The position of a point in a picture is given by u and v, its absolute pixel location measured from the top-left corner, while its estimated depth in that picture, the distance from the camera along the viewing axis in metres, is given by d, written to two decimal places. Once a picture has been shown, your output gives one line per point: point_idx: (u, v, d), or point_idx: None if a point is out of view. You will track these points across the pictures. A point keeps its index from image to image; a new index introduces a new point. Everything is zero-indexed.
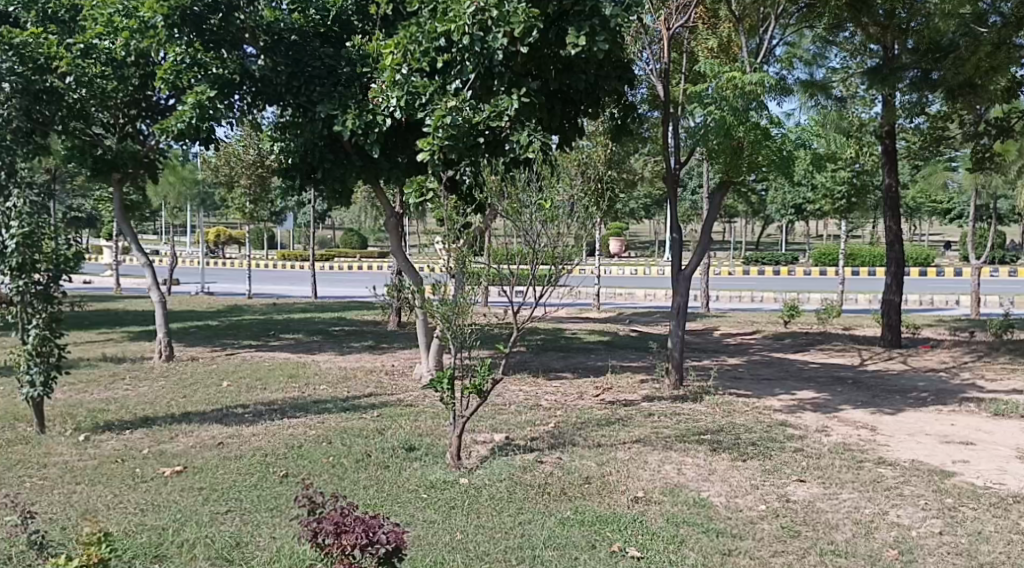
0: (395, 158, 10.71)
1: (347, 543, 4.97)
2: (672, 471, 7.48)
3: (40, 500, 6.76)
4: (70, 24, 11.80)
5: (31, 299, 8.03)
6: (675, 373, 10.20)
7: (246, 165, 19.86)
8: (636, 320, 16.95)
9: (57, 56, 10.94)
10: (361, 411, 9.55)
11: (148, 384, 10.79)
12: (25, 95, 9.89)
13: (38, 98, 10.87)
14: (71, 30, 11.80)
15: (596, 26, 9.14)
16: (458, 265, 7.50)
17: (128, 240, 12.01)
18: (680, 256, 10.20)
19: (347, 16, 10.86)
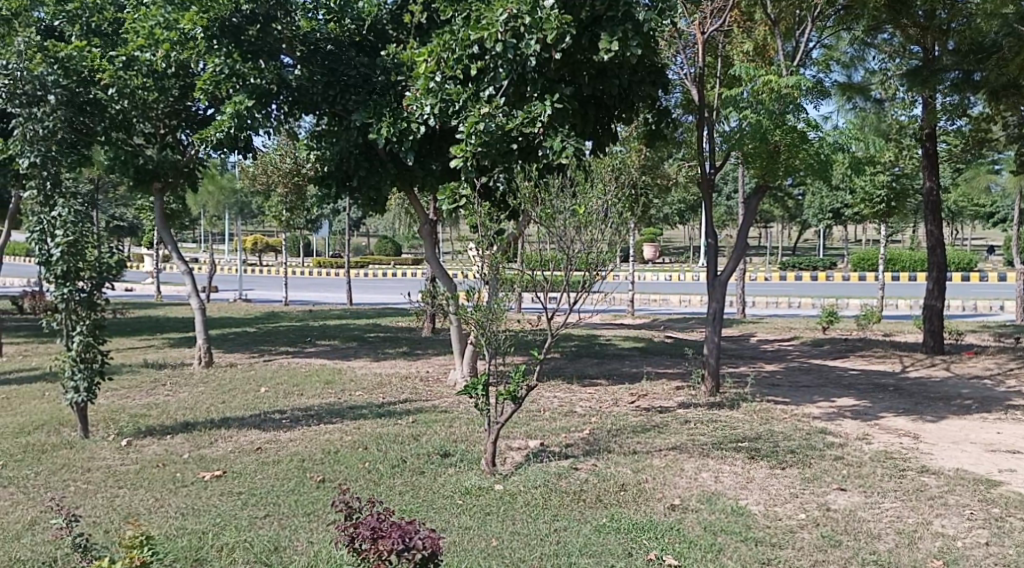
0: (428, 165, 10.69)
1: (384, 547, 4.99)
2: (709, 478, 7.42)
3: (83, 504, 6.84)
4: (113, 37, 12.01)
5: (75, 306, 8.17)
6: (711, 380, 10.13)
7: (283, 174, 20.06)
8: (672, 327, 16.87)
9: (101, 68, 11.22)
10: (397, 416, 9.58)
11: (188, 390, 10.91)
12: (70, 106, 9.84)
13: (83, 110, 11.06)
14: (114, 42, 11.98)
15: (630, 30, 9.19)
16: (492, 271, 7.46)
17: (168, 246, 12.13)
18: (716, 261, 10.11)
19: (382, 26, 10.93)
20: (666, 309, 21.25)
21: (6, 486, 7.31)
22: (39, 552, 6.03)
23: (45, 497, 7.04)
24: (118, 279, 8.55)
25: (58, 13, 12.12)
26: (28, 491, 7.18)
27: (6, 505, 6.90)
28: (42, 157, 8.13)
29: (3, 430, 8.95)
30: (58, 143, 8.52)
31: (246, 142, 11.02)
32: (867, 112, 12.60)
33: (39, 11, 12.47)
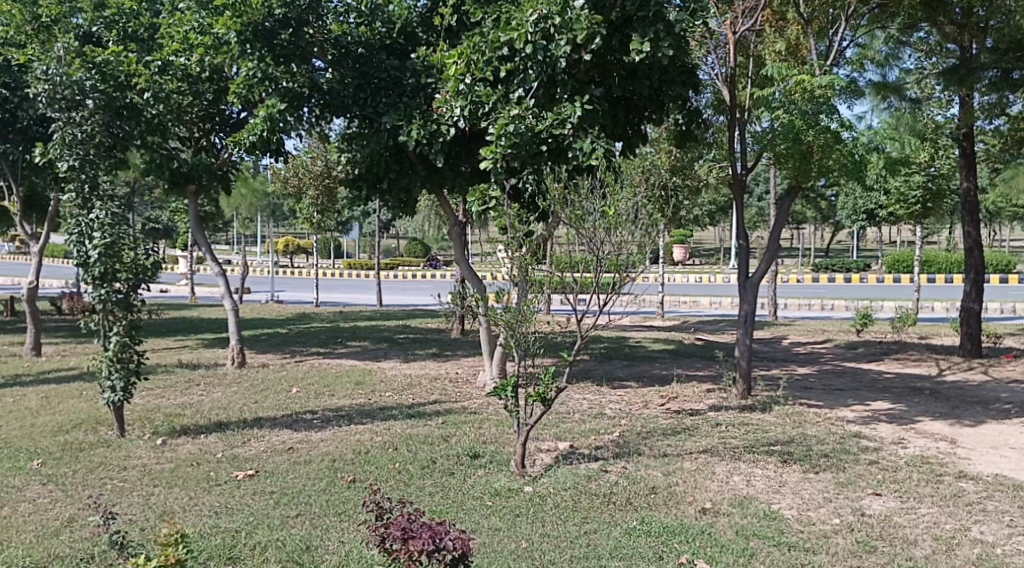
0: (458, 167, 10.79)
1: (415, 548, 4.99)
2: (741, 482, 7.36)
3: (119, 502, 6.90)
4: (149, 42, 12.14)
5: (112, 307, 8.27)
6: (742, 383, 10.06)
7: (314, 176, 20.23)
8: (703, 329, 16.78)
9: (136, 73, 11.28)
10: (427, 418, 9.59)
11: (221, 390, 10.99)
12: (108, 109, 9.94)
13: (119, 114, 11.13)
14: (150, 48, 12.12)
15: (661, 31, 9.13)
16: (522, 273, 7.51)
17: (202, 249, 12.10)
18: (747, 263, 10.03)
19: (412, 28, 10.90)
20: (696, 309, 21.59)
21: (45, 484, 7.39)
22: (77, 549, 6.10)
23: (82, 495, 7.11)
24: (154, 281, 8.65)
25: (96, 19, 12.30)
26: (66, 489, 7.26)
27: (43, 502, 6.98)
28: (79, 161, 8.27)
29: (42, 428, 9.06)
30: (97, 146, 8.67)
31: (278, 144, 11.10)
32: (904, 110, 12.28)
33: (77, 17, 12.54)
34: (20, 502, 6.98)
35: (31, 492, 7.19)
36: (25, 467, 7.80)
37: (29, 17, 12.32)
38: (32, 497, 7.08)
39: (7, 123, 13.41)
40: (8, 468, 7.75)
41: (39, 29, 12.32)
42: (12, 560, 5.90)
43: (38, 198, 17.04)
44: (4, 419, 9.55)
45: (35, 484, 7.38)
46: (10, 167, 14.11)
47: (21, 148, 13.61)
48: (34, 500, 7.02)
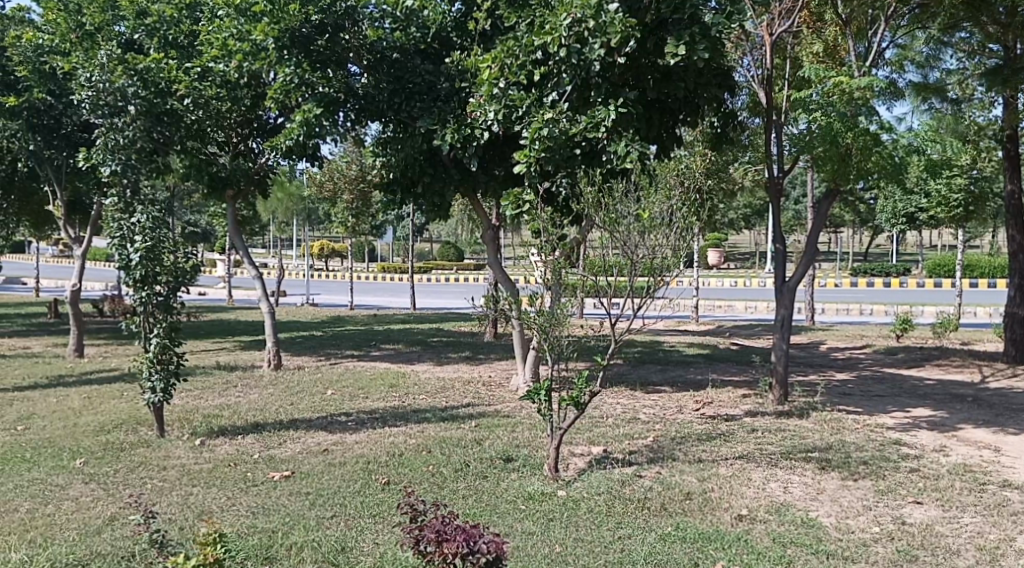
0: (492, 171, 10.78)
1: (450, 551, 5.01)
2: (778, 489, 7.28)
3: (160, 501, 6.97)
4: (189, 49, 12.37)
5: (153, 309, 8.37)
6: (778, 389, 9.97)
7: (349, 180, 20.34)
8: (738, 333, 16.66)
9: (176, 79, 11.61)
10: (460, 421, 9.59)
11: (258, 391, 11.08)
12: (149, 114, 9.91)
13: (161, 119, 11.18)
14: (190, 55, 12.36)
15: (696, 34, 9.09)
16: (555, 277, 7.48)
17: (241, 252, 12.13)
18: (783, 267, 9.94)
19: (447, 33, 10.91)
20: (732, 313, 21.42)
21: (87, 482, 7.48)
22: (118, 546, 6.16)
23: (123, 494, 7.19)
24: (194, 283, 8.73)
25: (137, 28, 12.34)
26: (107, 487, 7.35)
27: (86, 501, 7.06)
28: (122, 165, 8.35)
29: (84, 427, 9.19)
30: (138, 152, 8.73)
31: (314, 148, 11.19)
32: (945, 112, 12.36)
33: (121, 25, 12.74)
34: (63, 500, 7.06)
35: (74, 491, 7.28)
36: (69, 465, 7.90)
37: (73, 25, 12.38)
38: (74, 496, 7.17)
39: (52, 129, 13.65)
40: (52, 467, 7.86)
41: (83, 37, 12.34)
42: (55, 557, 5.96)
43: (81, 202, 17.21)
44: (47, 418, 9.68)
45: (78, 482, 7.47)
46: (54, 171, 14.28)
47: (65, 153, 13.80)
48: (76, 498, 7.11)
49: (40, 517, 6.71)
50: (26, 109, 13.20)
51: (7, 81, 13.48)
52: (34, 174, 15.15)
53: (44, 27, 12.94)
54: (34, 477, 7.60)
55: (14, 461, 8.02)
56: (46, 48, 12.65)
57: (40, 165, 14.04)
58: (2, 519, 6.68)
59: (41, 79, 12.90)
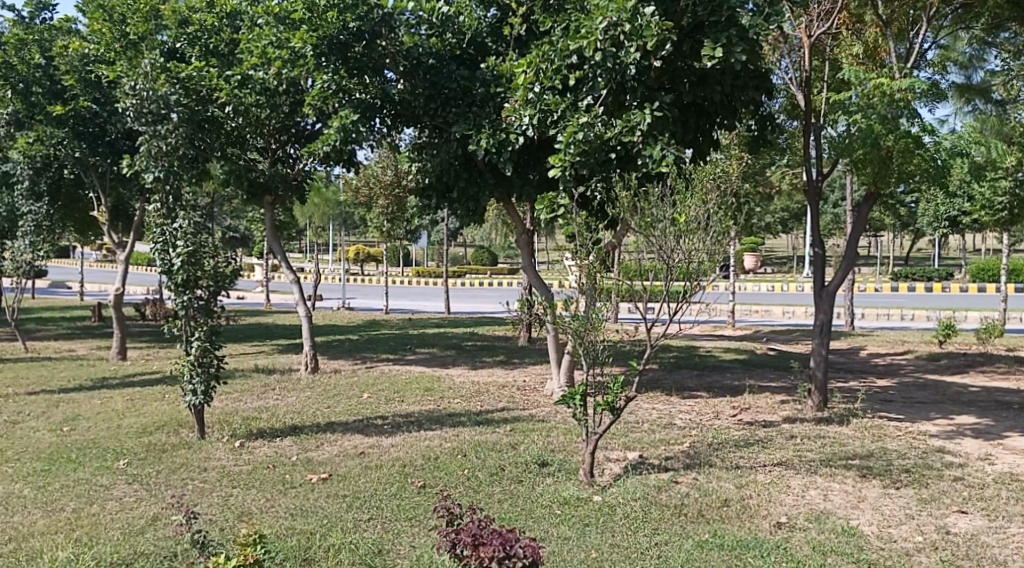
0: (527, 175, 10.74)
1: (486, 555, 5.05)
2: (817, 496, 7.18)
3: (200, 502, 7.03)
4: (229, 57, 12.38)
5: (195, 312, 8.48)
6: (818, 395, 9.84)
7: (384, 186, 20.44)
8: (775, 338, 16.50)
9: (217, 87, 11.64)
10: (495, 425, 9.56)
11: (296, 394, 11.13)
12: (192, 122, 9.82)
13: (201, 127, 11.41)
14: (230, 63, 12.36)
15: (733, 36, 9.03)
16: (590, 281, 7.44)
17: (278, 257, 12.13)
18: (822, 272, 9.80)
19: (482, 38, 10.84)
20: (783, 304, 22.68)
21: (130, 483, 7.55)
22: (161, 546, 6.20)
23: (165, 494, 7.25)
24: (233, 287, 8.85)
25: (180, 36, 12.70)
26: (150, 488, 7.41)
27: (129, 501, 7.13)
28: (165, 171, 8.45)
29: (127, 429, 9.27)
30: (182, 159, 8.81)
31: (350, 154, 11.24)
32: (989, 115, 12.07)
33: (162, 34, 12.90)
34: (107, 500, 7.14)
35: (118, 491, 7.36)
36: (113, 466, 7.98)
37: (117, 35, 12.72)
38: (118, 496, 7.24)
39: (96, 136, 13.81)
40: (96, 468, 7.94)
41: (127, 46, 12.65)
42: (100, 555, 6.03)
43: (124, 212, 17.45)
44: (92, 420, 9.79)
45: (121, 483, 7.55)
46: (99, 178, 14.50)
47: (109, 160, 14.00)
48: (120, 498, 7.18)
49: (84, 517, 6.78)
50: (72, 117, 13.40)
51: (53, 89, 13.46)
52: (81, 181, 15.33)
53: (90, 37, 13.22)
54: (79, 477, 7.69)
55: (60, 462, 8.12)
56: (92, 57, 12.95)
57: (85, 171, 14.28)
58: (47, 518, 6.78)
59: (87, 88, 13.18)
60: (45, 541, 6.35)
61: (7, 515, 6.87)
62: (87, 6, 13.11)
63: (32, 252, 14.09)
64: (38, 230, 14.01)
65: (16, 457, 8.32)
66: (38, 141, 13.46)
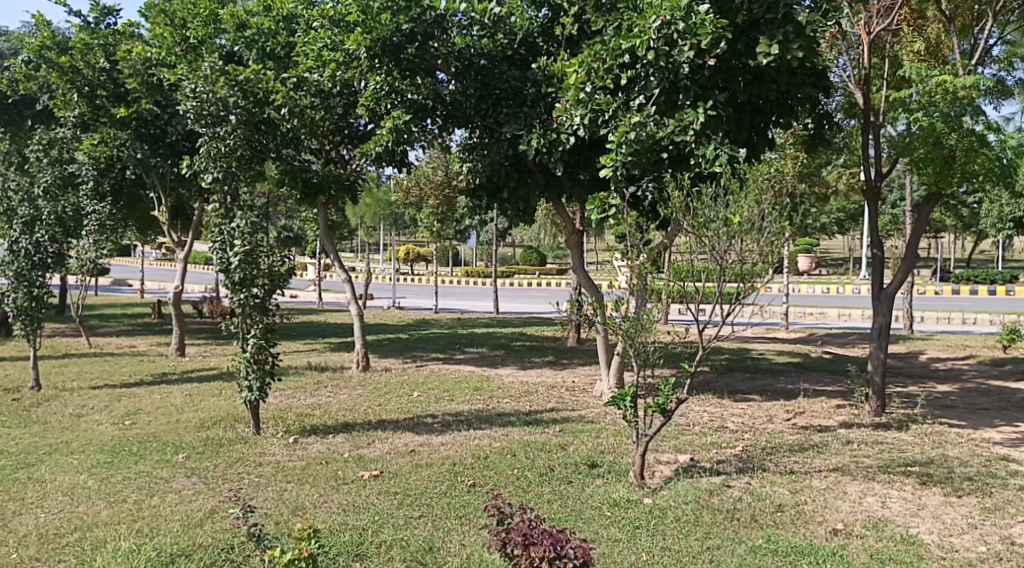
0: (577, 175, 10.67)
1: (536, 554, 5.07)
2: (875, 503, 7.02)
3: (256, 496, 7.09)
4: (286, 60, 12.55)
5: (251, 310, 8.58)
6: (875, 400, 9.65)
7: (434, 186, 20.53)
8: (830, 341, 16.23)
9: (274, 89, 11.68)
10: (544, 425, 9.51)
11: (348, 392, 11.18)
12: (251, 122, 9.93)
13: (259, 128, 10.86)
14: (286, 65, 12.53)
15: (790, 33, 8.82)
16: (641, 282, 7.41)
17: (331, 257, 12.07)
18: (881, 275, 9.60)
19: (533, 39, 10.82)
20: (845, 304, 23.65)
21: (189, 476, 7.63)
22: (219, 539, 6.25)
23: (222, 488, 7.32)
24: (286, 286, 8.94)
25: (238, 40, 12.74)
26: (208, 481, 7.49)
27: (188, 493, 7.20)
28: (223, 173, 8.62)
29: (186, 424, 9.39)
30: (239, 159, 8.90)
31: (402, 155, 11.31)
32: None
33: (221, 38, 13.12)
34: (168, 492, 7.23)
35: (177, 483, 7.44)
36: (172, 460, 8.08)
37: (178, 39, 12.93)
38: (178, 489, 7.32)
39: (157, 138, 14.00)
40: (157, 461, 8.05)
41: (187, 50, 12.89)
42: (161, 546, 6.07)
43: (184, 211, 17.79)
44: (152, 415, 9.92)
45: (180, 476, 7.63)
46: (160, 179, 14.75)
47: (169, 161, 14.12)
48: (180, 491, 7.26)
49: (146, 509, 6.87)
50: (135, 119, 13.68)
51: (116, 92, 13.76)
52: (141, 181, 15.67)
53: (152, 42, 13.37)
54: (140, 469, 7.80)
55: (123, 454, 8.25)
56: (154, 61, 12.93)
57: (148, 173, 14.46)
58: (110, 509, 6.88)
59: (150, 91, 13.11)
60: (109, 531, 6.44)
61: (71, 505, 6.98)
62: (150, 11, 13.36)
63: (96, 251, 14.38)
64: (100, 229, 14.28)
65: (80, 449, 8.47)
66: (102, 142, 13.73)
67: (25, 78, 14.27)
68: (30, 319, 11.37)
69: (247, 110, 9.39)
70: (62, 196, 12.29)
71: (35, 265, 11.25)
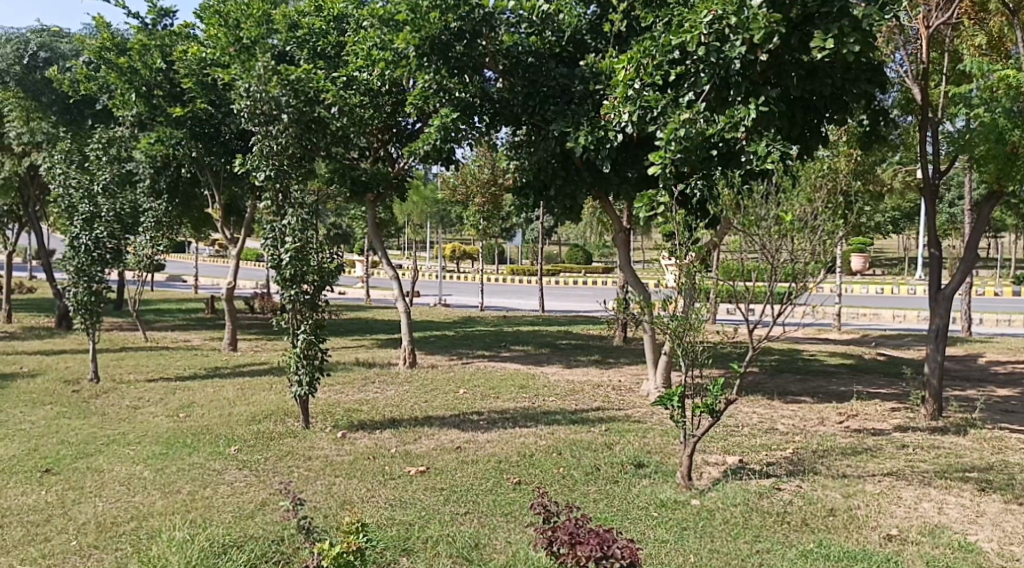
0: (624, 173, 10.49)
1: (582, 554, 5.00)
2: (931, 509, 6.83)
3: (306, 489, 7.12)
4: (336, 59, 12.61)
5: (301, 306, 8.65)
6: (932, 403, 9.40)
7: (481, 184, 20.53)
8: (885, 342, 15.92)
9: (324, 89, 11.76)
10: (590, 424, 9.43)
11: (395, 388, 11.20)
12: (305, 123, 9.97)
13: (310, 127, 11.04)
14: (337, 65, 12.59)
15: (846, 26, 8.65)
16: (689, 281, 7.29)
17: (378, 253, 12.09)
18: (939, 275, 9.35)
19: (581, 36, 10.77)
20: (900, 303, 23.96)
21: (241, 469, 7.68)
22: (269, 531, 6.26)
23: (272, 481, 7.35)
24: (335, 283, 8.99)
25: (289, 40, 12.99)
26: (259, 474, 7.53)
27: (240, 485, 7.24)
28: (275, 171, 8.62)
29: (237, 417, 9.45)
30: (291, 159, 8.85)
31: (450, 152, 11.26)
32: None
33: (273, 38, 13.33)
34: (220, 484, 7.27)
35: (229, 475, 7.49)
36: (224, 452, 8.13)
37: (231, 39, 12.77)
38: (230, 481, 7.37)
39: (211, 137, 14.18)
40: (210, 453, 8.11)
41: (241, 50, 12.71)
42: (213, 536, 6.06)
43: (238, 208, 18.17)
44: (206, 408, 10.01)
45: (233, 468, 7.68)
46: (214, 177, 14.92)
47: (222, 160, 14.28)
48: (231, 483, 7.30)
49: (198, 500, 6.91)
50: (190, 118, 13.82)
51: (172, 92, 14.00)
52: (197, 179, 15.93)
53: (206, 42, 13.44)
54: (193, 461, 7.87)
55: (177, 446, 8.33)
56: (209, 60, 13.10)
57: (202, 171, 14.70)
58: (165, 499, 6.94)
59: (204, 90, 13.40)
60: (163, 521, 6.48)
61: (128, 494, 7.05)
62: (204, 12, 13.41)
63: (153, 247, 14.84)
64: (157, 226, 14.73)
65: (137, 440, 8.57)
66: (159, 141, 13.71)
67: (85, 78, 14.37)
68: (90, 313, 11.59)
69: (299, 110, 9.28)
70: (120, 193, 12.44)
71: (94, 261, 11.42)
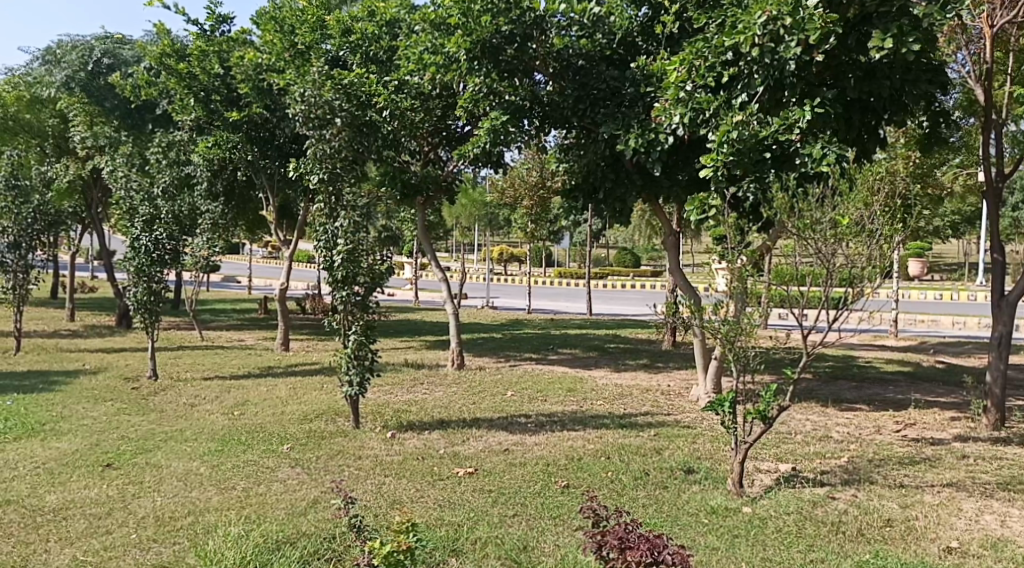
0: (675, 176, 10.39)
1: (633, 558, 4.93)
2: (993, 522, 6.65)
3: (357, 487, 7.13)
4: (388, 64, 12.70)
5: (352, 307, 8.70)
6: (994, 413, 9.16)
7: (529, 186, 20.47)
8: (944, 350, 15.55)
9: (376, 92, 11.98)
10: (639, 429, 9.33)
11: (443, 390, 11.19)
12: (358, 129, 10.14)
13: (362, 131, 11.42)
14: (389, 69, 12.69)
15: (904, 26, 8.40)
16: (741, 286, 7.16)
17: (429, 256, 12.01)
18: (1001, 280, 9.12)
19: (632, 37, 10.62)
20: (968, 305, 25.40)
21: (293, 466, 7.73)
22: (320, 528, 6.27)
23: (325, 479, 7.37)
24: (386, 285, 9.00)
25: (343, 44, 12.84)
26: (312, 472, 7.56)
27: (293, 483, 7.29)
28: (329, 174, 8.64)
29: (289, 416, 9.51)
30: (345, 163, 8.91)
31: (499, 155, 11.21)
32: None
33: (327, 43, 13.13)
34: (274, 481, 7.32)
35: (282, 473, 7.54)
36: (277, 450, 8.18)
37: (287, 44, 12.99)
38: (283, 478, 7.42)
39: (267, 141, 14.33)
40: (263, 451, 8.16)
41: (295, 56, 12.95)
42: (267, 533, 6.10)
43: (291, 209, 18.46)
44: (259, 406, 10.10)
45: (285, 466, 7.73)
46: (268, 179, 15.02)
47: (277, 163, 14.46)
48: (284, 481, 7.33)
49: (252, 497, 6.95)
50: (246, 123, 14.04)
51: (229, 97, 14.14)
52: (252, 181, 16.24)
53: (262, 47, 13.60)
54: (249, 458, 7.93)
55: (231, 443, 8.40)
56: (265, 65, 13.24)
57: (256, 173, 14.82)
58: (220, 495, 6.99)
59: (260, 95, 13.52)
60: (219, 516, 6.54)
61: (185, 490, 7.11)
62: (261, 18, 13.58)
63: (209, 248, 14.68)
64: (213, 228, 14.73)
65: (193, 436, 8.66)
66: (216, 145, 13.98)
67: (146, 84, 14.58)
68: (149, 312, 11.75)
69: (353, 114, 9.40)
70: (177, 195, 12.61)
71: (153, 261, 11.58)
